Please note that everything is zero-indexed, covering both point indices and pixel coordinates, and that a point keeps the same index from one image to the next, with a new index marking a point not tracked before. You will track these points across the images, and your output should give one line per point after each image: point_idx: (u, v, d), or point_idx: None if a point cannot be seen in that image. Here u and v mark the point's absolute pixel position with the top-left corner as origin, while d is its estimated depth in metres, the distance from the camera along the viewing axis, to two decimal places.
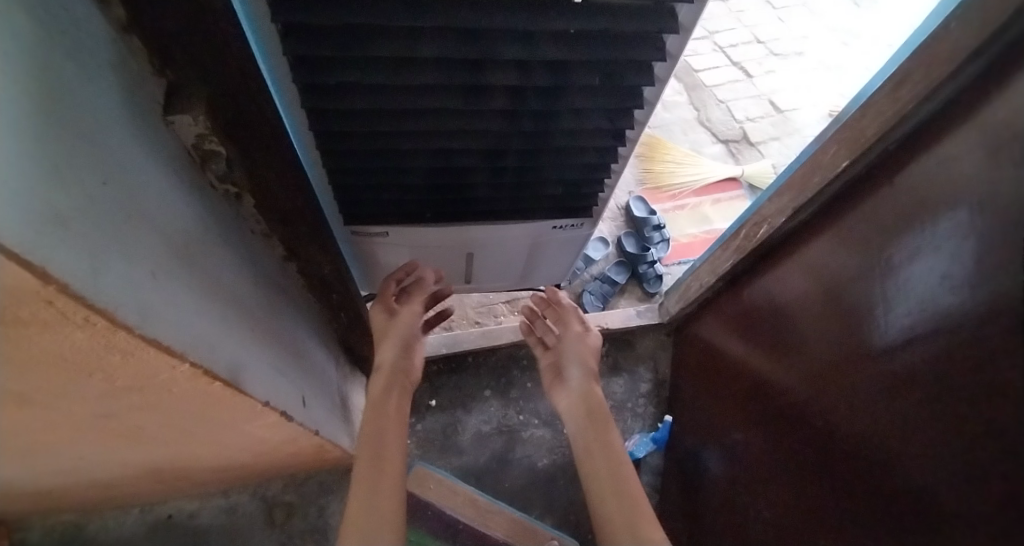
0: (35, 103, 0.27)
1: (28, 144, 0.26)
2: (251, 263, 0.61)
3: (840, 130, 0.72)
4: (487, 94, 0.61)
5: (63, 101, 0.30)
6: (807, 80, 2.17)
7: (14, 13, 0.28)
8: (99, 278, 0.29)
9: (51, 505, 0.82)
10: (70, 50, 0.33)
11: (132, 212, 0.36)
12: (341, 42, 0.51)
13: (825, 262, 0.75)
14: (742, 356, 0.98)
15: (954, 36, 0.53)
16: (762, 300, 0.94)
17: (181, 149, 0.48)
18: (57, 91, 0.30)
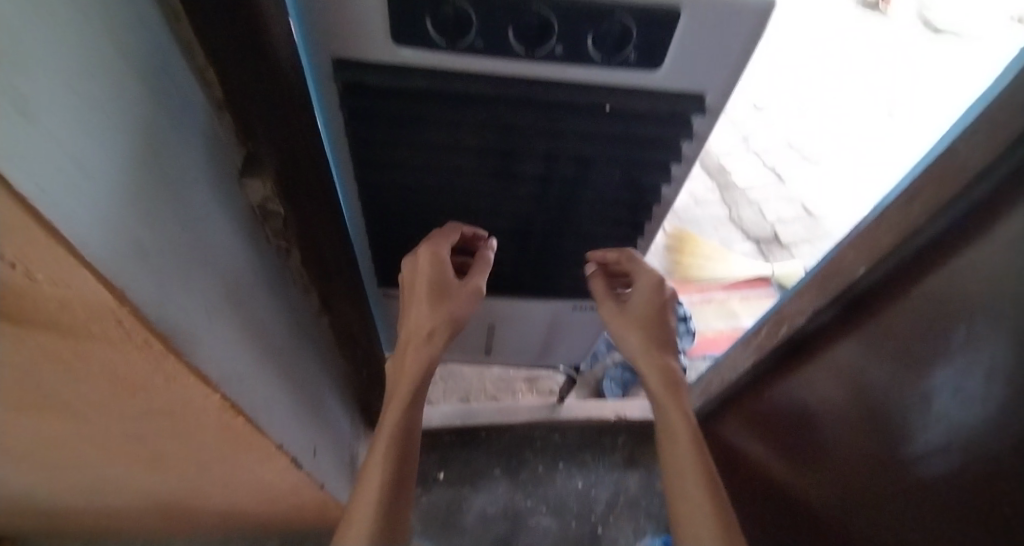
0: (142, 164, 0.34)
1: (127, 194, 0.32)
2: (290, 312, 0.66)
3: (857, 236, 0.73)
4: (516, 181, 0.67)
5: (164, 162, 0.38)
6: (839, 188, 2.23)
7: (143, 96, 0.35)
8: (162, 306, 0.34)
9: (57, 529, 0.83)
10: (179, 123, 0.41)
11: (200, 254, 0.42)
12: (393, 131, 0.60)
13: (858, 367, 0.73)
14: (770, 462, 0.95)
15: (963, 155, 0.56)
16: (789, 402, 0.91)
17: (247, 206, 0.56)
18: (160, 152, 0.37)
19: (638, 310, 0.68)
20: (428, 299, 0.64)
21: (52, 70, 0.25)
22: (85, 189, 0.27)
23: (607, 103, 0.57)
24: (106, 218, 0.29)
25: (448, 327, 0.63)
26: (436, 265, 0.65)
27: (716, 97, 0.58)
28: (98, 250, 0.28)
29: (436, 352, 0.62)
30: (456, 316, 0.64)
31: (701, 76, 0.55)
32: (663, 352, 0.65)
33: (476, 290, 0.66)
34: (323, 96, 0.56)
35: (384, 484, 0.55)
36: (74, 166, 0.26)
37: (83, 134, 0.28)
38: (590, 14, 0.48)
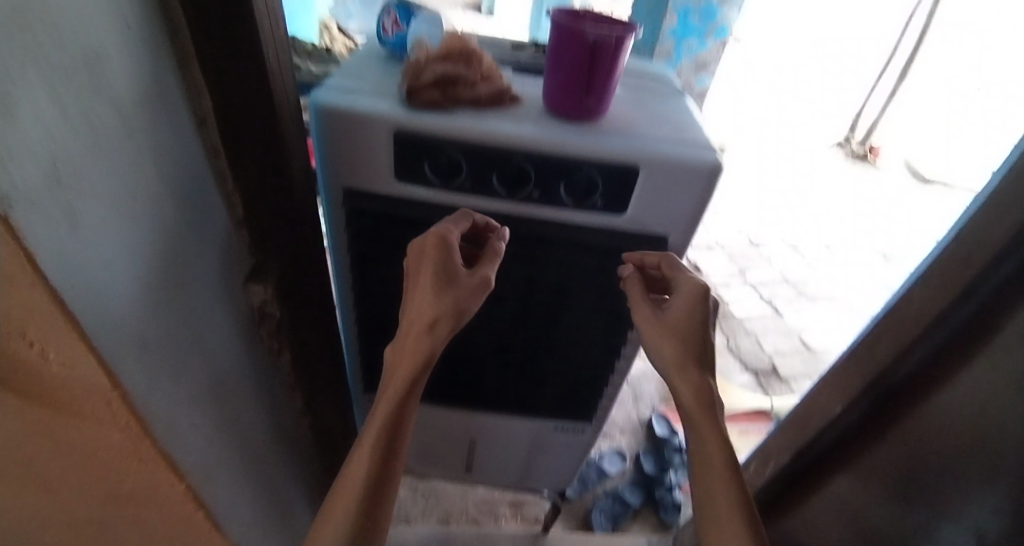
0: (161, 266, 0.40)
1: (141, 293, 0.37)
2: (271, 408, 0.68)
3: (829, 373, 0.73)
4: (498, 303, 0.72)
5: (181, 266, 0.44)
6: (837, 324, 2.26)
7: (177, 210, 0.43)
8: (148, 391, 0.38)
9: None
10: (203, 232, 0.48)
11: (195, 347, 0.47)
12: (387, 250, 0.66)
13: (856, 507, 0.70)
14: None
15: (919, 301, 0.59)
16: None
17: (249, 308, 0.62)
18: (180, 256, 0.44)
19: (682, 318, 0.54)
20: (428, 285, 0.52)
21: (96, 190, 0.32)
22: (104, 285, 0.33)
23: (580, 242, 0.63)
24: (117, 312, 0.34)
25: (450, 318, 0.51)
26: (439, 250, 0.53)
27: (679, 239, 0.65)
28: (105, 336, 0.33)
29: (435, 345, 0.50)
30: (460, 305, 0.52)
31: (663, 219, 0.62)
32: (703, 369, 0.51)
33: (483, 281, 0.53)
34: (332, 217, 0.64)
35: (358, 498, 0.44)
36: (98, 265, 0.32)
37: (112, 243, 0.34)
38: (561, 167, 0.57)
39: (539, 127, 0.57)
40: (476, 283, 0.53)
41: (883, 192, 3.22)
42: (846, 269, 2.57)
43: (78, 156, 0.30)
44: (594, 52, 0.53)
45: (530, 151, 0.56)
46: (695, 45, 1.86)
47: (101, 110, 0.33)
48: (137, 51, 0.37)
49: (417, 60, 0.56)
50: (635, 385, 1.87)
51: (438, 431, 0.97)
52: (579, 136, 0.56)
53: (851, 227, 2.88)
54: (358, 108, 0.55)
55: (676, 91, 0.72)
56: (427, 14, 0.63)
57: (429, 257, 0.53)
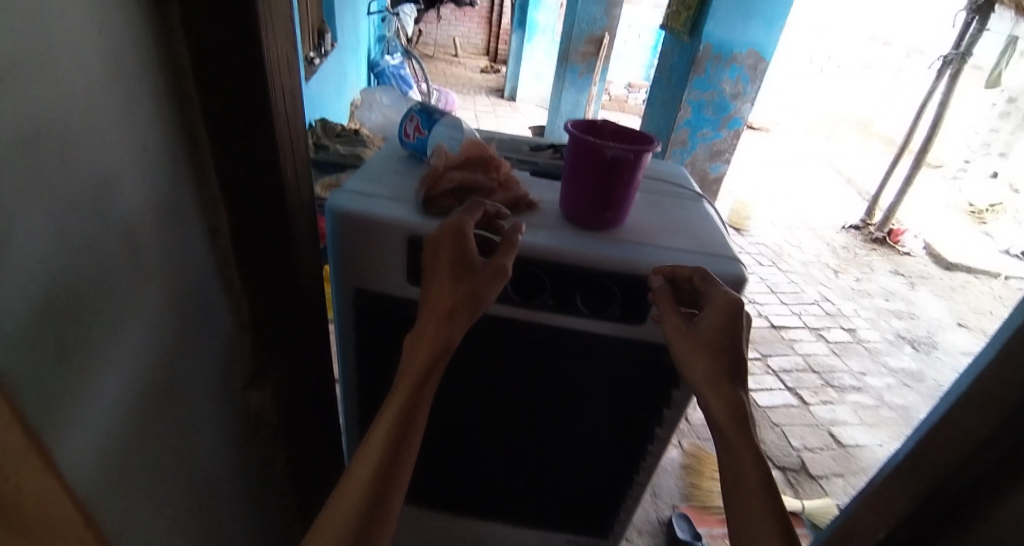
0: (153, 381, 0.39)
1: (125, 413, 0.36)
2: (258, 519, 0.63)
3: None
4: (508, 408, 0.67)
5: (176, 377, 0.42)
6: (868, 418, 2.13)
7: (177, 322, 0.41)
8: (121, 518, 0.36)
9: None
10: (205, 337, 0.46)
11: (181, 462, 0.44)
12: (395, 351, 0.64)
13: None
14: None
15: None
16: None
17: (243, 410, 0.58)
18: (173, 368, 0.41)
19: (715, 334, 0.49)
20: (445, 275, 0.49)
21: (86, 315, 0.31)
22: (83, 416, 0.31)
23: (596, 352, 0.60)
24: (92, 438, 0.32)
25: (470, 310, 0.48)
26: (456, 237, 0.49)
27: None
28: (77, 466, 0.31)
29: (453, 333, 0.48)
30: (479, 294, 0.49)
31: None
32: (734, 382, 0.48)
33: (502, 270, 0.49)
34: (342, 316, 0.63)
35: (360, 496, 0.42)
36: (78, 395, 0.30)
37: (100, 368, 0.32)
38: (578, 277, 0.55)
39: (554, 235, 0.56)
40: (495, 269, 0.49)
41: (908, 276, 3.14)
42: (873, 358, 2.47)
43: (70, 285, 0.29)
44: (612, 164, 0.53)
45: (545, 260, 0.55)
46: (711, 134, 2.00)
47: (106, 234, 0.32)
48: (153, 172, 0.37)
49: (434, 165, 0.56)
50: (655, 479, 1.76)
51: None
52: (597, 244, 0.55)
53: (877, 313, 2.79)
54: (375, 214, 0.55)
55: (695, 195, 0.72)
56: (449, 120, 0.65)
57: (445, 245, 0.50)
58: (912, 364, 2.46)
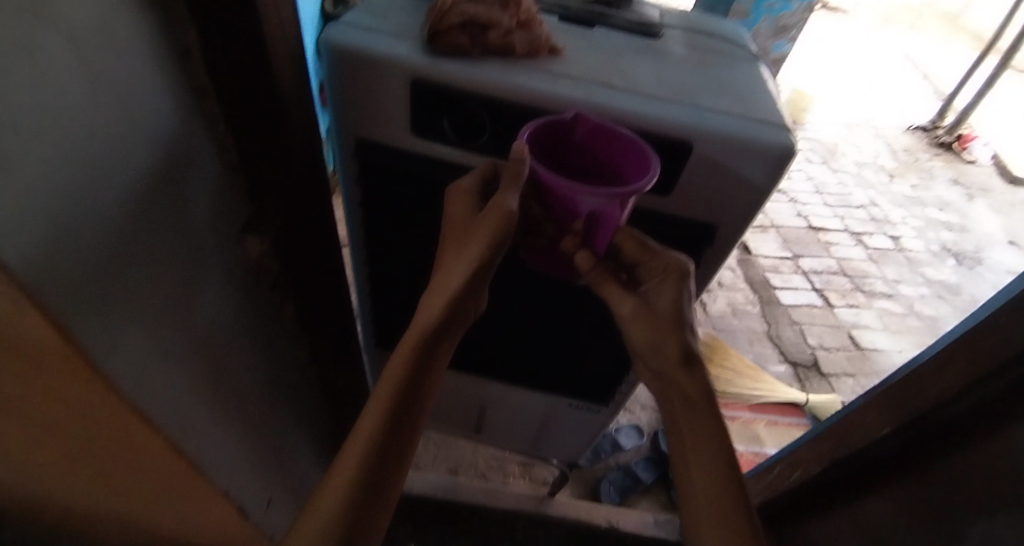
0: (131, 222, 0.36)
1: (103, 248, 0.33)
2: (274, 367, 0.65)
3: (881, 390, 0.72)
4: (518, 273, 0.67)
5: (157, 221, 0.39)
6: (892, 323, 2.09)
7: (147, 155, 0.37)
8: (113, 348, 0.35)
9: None
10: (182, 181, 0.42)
11: (175, 303, 0.42)
12: (403, 209, 0.62)
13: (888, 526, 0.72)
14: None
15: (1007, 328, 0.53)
16: None
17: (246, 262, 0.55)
18: (156, 205, 0.38)
19: (667, 312, 0.49)
20: (451, 236, 0.48)
21: (51, 140, 0.28)
22: (57, 248, 0.29)
23: None
24: (70, 271, 0.30)
25: (470, 268, 0.46)
26: (458, 201, 0.48)
27: (728, 230, 0.57)
28: (58, 293, 0.29)
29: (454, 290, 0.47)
30: (477, 253, 0.46)
31: (714, 209, 0.55)
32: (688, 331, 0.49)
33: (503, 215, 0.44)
34: (348, 173, 0.61)
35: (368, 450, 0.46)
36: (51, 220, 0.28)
37: (71, 190, 0.30)
38: (602, 139, 0.49)
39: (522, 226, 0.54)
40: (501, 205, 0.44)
41: (968, 187, 2.88)
42: (913, 265, 2.36)
43: (31, 110, 0.26)
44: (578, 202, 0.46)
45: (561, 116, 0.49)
46: (778, 4, 1.53)
47: (54, 43, 0.27)
48: None
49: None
50: None
51: (449, 394, 0.96)
52: (626, 98, 0.49)
53: (924, 222, 2.60)
54: (371, 52, 0.49)
55: (752, 57, 0.62)
56: None
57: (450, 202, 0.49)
58: (951, 277, 2.34)
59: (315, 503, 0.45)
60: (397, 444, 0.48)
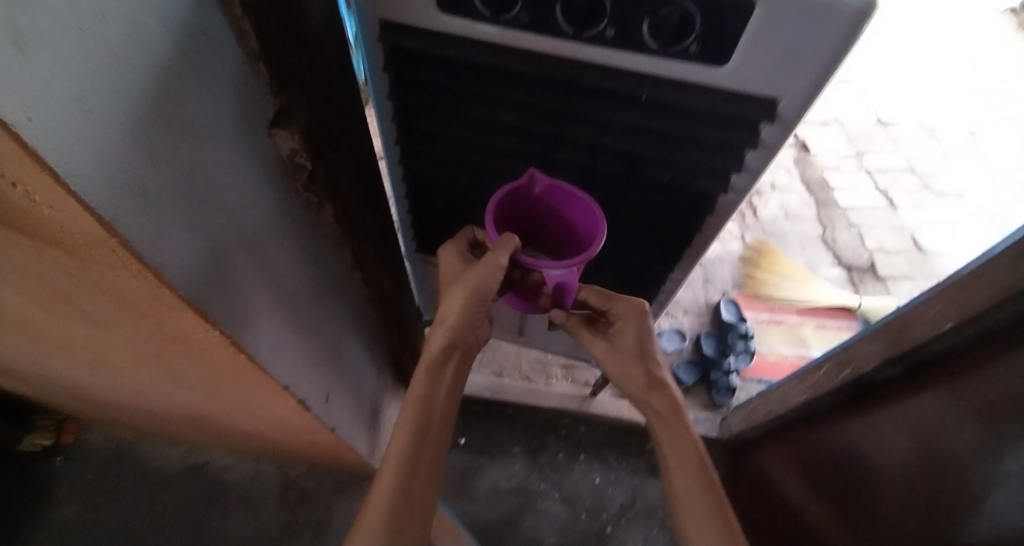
0: (162, 110, 0.34)
1: (136, 131, 0.32)
2: (318, 269, 0.65)
3: (949, 290, 0.69)
4: (557, 167, 0.63)
5: (187, 109, 0.37)
6: (961, 225, 1.94)
7: (157, 35, 0.33)
8: (161, 241, 0.35)
9: (119, 407, 0.96)
10: (198, 65, 0.38)
11: (213, 199, 0.42)
12: (434, 97, 0.57)
13: (924, 417, 0.73)
14: (817, 511, 0.95)
15: None
16: (833, 450, 0.93)
17: (277, 160, 0.51)
18: (185, 93, 0.36)
19: (633, 346, 0.64)
20: (449, 280, 0.63)
21: (66, 16, 0.25)
22: (87, 130, 0.28)
23: (659, 99, 0.51)
24: (103, 155, 0.29)
25: (466, 294, 0.59)
26: (457, 253, 0.64)
27: (790, 106, 0.51)
28: (93, 181, 0.29)
29: (456, 320, 0.59)
30: (474, 284, 0.59)
31: (773, 81, 0.48)
32: (650, 357, 0.63)
33: (497, 265, 0.58)
34: (370, 59, 0.55)
35: (403, 452, 0.53)
36: (79, 101, 0.27)
37: (97, 72, 0.28)
38: None
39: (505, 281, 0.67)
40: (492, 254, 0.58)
41: None
42: (992, 161, 2.13)
43: None
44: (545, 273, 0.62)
45: None
46: None
47: None
48: None
49: None
50: (706, 267, 1.73)
51: None
52: None
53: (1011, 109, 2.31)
54: None
55: None
56: None
57: (445, 261, 0.64)
58: None
59: (366, 501, 0.50)
60: (427, 456, 0.54)
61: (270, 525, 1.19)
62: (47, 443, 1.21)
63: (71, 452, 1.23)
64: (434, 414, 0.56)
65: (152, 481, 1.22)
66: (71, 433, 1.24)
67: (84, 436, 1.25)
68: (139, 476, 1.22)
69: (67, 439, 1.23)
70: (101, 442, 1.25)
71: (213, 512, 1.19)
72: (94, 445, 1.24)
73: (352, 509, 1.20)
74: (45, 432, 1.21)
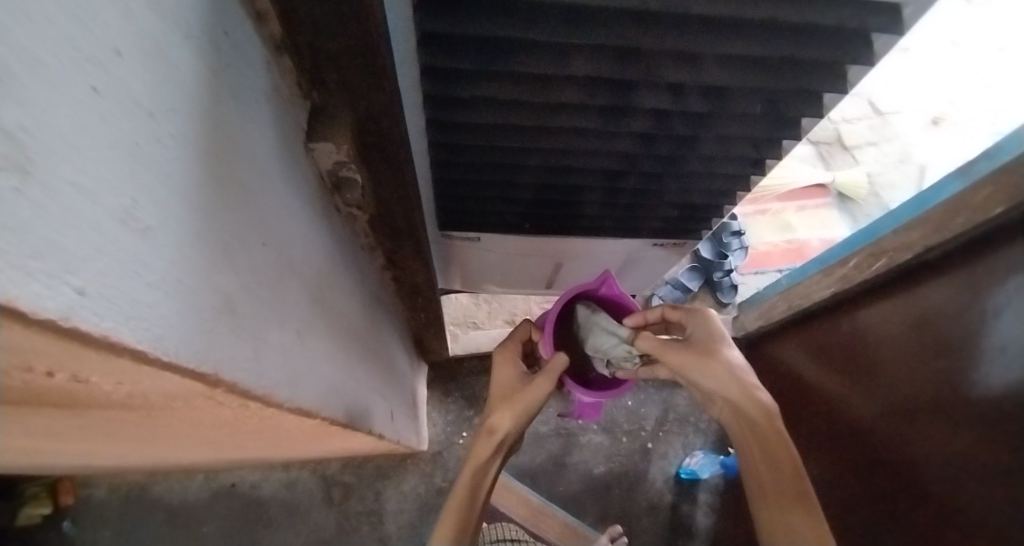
0: (213, 179, 0.22)
1: (192, 225, 0.20)
2: (362, 284, 0.54)
3: (998, 171, 0.58)
4: (626, 116, 0.52)
5: (237, 164, 0.25)
6: (920, 65, 1.76)
7: (171, 60, 0.20)
8: (261, 360, 0.25)
9: (126, 463, 0.84)
10: (230, 91, 0.25)
11: (286, 264, 0.30)
12: (484, 54, 0.44)
13: (935, 304, 0.65)
14: (832, 387, 0.90)
15: None
16: (846, 331, 0.89)
17: (316, 180, 0.40)
18: (235, 144, 0.25)
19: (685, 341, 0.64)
20: (500, 387, 0.73)
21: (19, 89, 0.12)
22: (139, 253, 0.17)
23: (773, 18, 0.41)
24: (160, 291, 0.18)
25: (513, 407, 0.68)
26: (506, 358, 0.75)
27: (919, 10, 0.42)
28: (170, 335, 0.18)
29: (502, 429, 0.67)
30: (520, 400, 0.68)
31: None
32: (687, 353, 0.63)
33: (544, 387, 0.68)
34: (394, 23, 0.39)
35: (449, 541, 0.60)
36: (114, 214, 0.16)
37: (127, 159, 0.17)
38: None
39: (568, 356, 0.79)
40: (538, 381, 0.68)
41: None
42: None
43: None
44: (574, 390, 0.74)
45: None
46: None
47: None
48: None
49: None
50: None
51: (521, 257, 0.87)
52: None
53: None
54: None
55: None
56: None
57: (501, 366, 0.75)
58: None
59: None
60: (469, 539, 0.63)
61: (323, 526, 1.15)
62: (47, 511, 1.09)
63: (77, 513, 1.12)
64: (481, 508, 0.65)
65: (181, 516, 1.13)
66: (70, 493, 1.10)
67: (87, 491, 1.12)
68: (166, 516, 1.13)
69: (68, 500, 1.11)
70: (109, 493, 1.13)
71: (260, 529, 1.14)
72: (102, 499, 1.13)
73: (403, 491, 1.18)
74: (40, 500, 1.08)
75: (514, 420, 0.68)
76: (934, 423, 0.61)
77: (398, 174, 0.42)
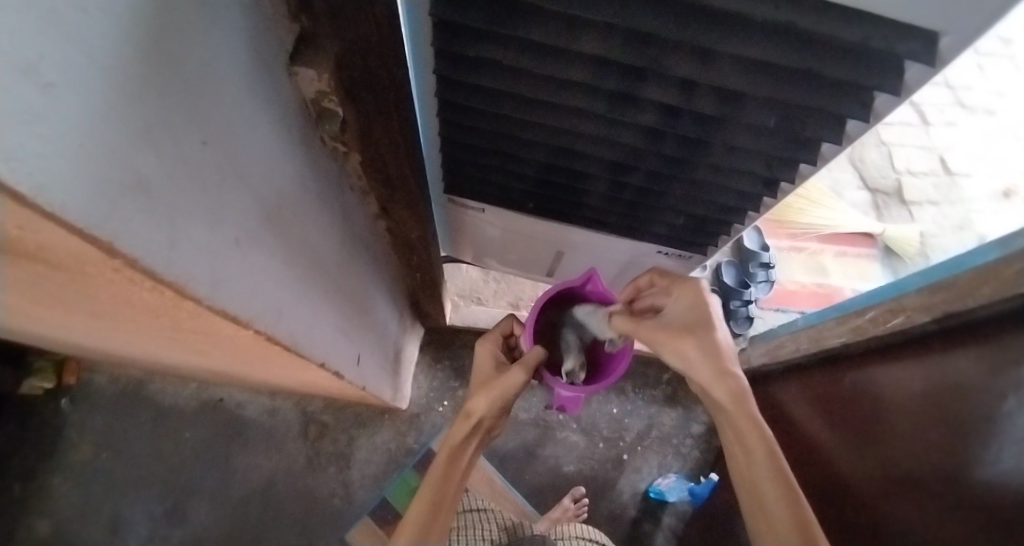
0: (145, 63, 0.23)
1: (109, 96, 0.20)
2: (344, 223, 0.55)
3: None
4: (635, 106, 0.51)
5: (182, 56, 0.25)
6: (1003, 132, 1.64)
7: None
8: (175, 248, 0.26)
9: (119, 353, 0.89)
10: None
11: (229, 169, 0.31)
12: (494, 15, 0.44)
13: (947, 373, 0.60)
14: (822, 438, 0.86)
15: None
16: (847, 385, 0.82)
17: (297, 106, 0.41)
18: (183, 37, 0.25)
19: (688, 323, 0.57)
20: (482, 371, 0.73)
21: None
22: (43, 107, 0.17)
23: (797, 25, 0.39)
24: (64, 152, 0.18)
25: (489, 393, 0.67)
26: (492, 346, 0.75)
27: (958, 42, 0.39)
28: (70, 195, 0.18)
29: (477, 416, 0.68)
30: (497, 387, 0.67)
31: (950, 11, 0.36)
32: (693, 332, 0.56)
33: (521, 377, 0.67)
34: None
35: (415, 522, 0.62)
36: (23, 68, 0.16)
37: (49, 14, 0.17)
38: None
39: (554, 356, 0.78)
40: (513, 369, 0.67)
41: None
42: None
43: None
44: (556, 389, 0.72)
45: None
46: None
47: None
48: None
49: None
50: None
51: (524, 239, 0.86)
52: None
53: None
54: None
55: None
56: None
57: (481, 356, 0.75)
58: None
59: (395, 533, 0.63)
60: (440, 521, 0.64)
61: (294, 457, 1.20)
62: (48, 386, 1.18)
63: (76, 394, 1.20)
64: (458, 486, 0.66)
65: (168, 417, 1.20)
66: (72, 374, 1.19)
67: (88, 376, 1.21)
68: (154, 415, 1.20)
69: (70, 380, 1.19)
70: (108, 381, 1.21)
71: (235, 447, 1.20)
72: (101, 386, 1.21)
73: (374, 442, 1.21)
74: (45, 375, 1.17)
75: (491, 406, 0.68)
76: (926, 500, 0.57)
77: (382, 113, 0.43)
